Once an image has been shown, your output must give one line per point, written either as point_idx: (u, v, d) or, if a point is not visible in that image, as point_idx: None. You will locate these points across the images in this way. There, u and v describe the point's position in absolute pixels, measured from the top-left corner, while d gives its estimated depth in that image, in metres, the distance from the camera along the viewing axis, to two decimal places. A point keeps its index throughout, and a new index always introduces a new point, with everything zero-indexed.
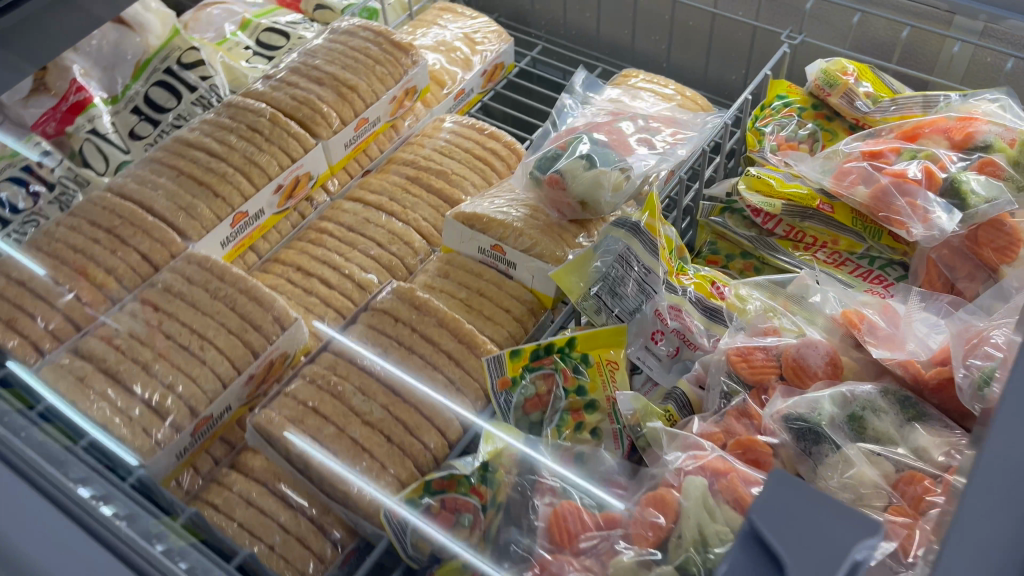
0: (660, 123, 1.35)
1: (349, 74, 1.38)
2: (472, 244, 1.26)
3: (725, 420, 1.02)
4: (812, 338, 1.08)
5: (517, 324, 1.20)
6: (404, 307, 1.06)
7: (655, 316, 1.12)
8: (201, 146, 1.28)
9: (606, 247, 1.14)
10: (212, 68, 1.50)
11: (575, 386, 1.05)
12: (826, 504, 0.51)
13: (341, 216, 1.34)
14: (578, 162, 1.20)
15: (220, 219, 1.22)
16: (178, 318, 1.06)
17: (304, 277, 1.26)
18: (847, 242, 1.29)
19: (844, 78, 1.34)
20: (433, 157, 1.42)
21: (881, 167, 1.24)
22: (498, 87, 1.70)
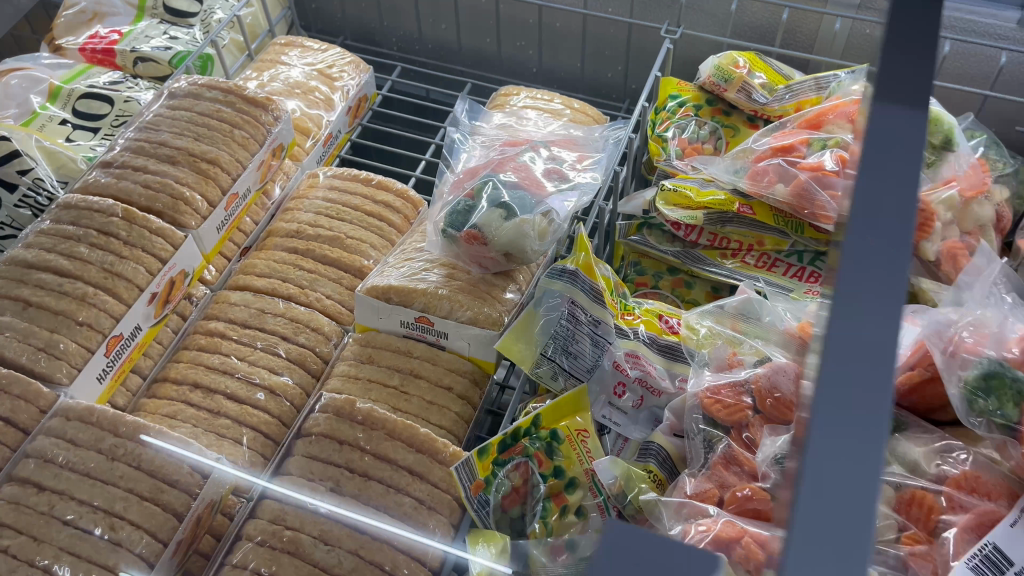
0: (563, 147, 1.25)
1: (205, 146, 1.19)
2: (392, 318, 1.12)
3: (715, 472, 0.95)
4: (777, 360, 1.01)
5: (464, 402, 1.08)
6: (344, 424, 0.92)
7: (614, 369, 1.04)
8: (46, 265, 1.06)
9: (548, 303, 1.07)
10: (30, 159, 1.26)
11: (551, 468, 0.95)
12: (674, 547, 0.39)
13: (230, 310, 1.16)
14: (494, 212, 1.09)
15: (92, 351, 1.02)
16: (72, 495, 0.87)
17: (205, 395, 1.07)
18: (772, 240, 1.24)
19: (738, 71, 1.30)
20: (319, 222, 1.25)
21: (795, 162, 1.20)
22: (364, 121, 1.55)
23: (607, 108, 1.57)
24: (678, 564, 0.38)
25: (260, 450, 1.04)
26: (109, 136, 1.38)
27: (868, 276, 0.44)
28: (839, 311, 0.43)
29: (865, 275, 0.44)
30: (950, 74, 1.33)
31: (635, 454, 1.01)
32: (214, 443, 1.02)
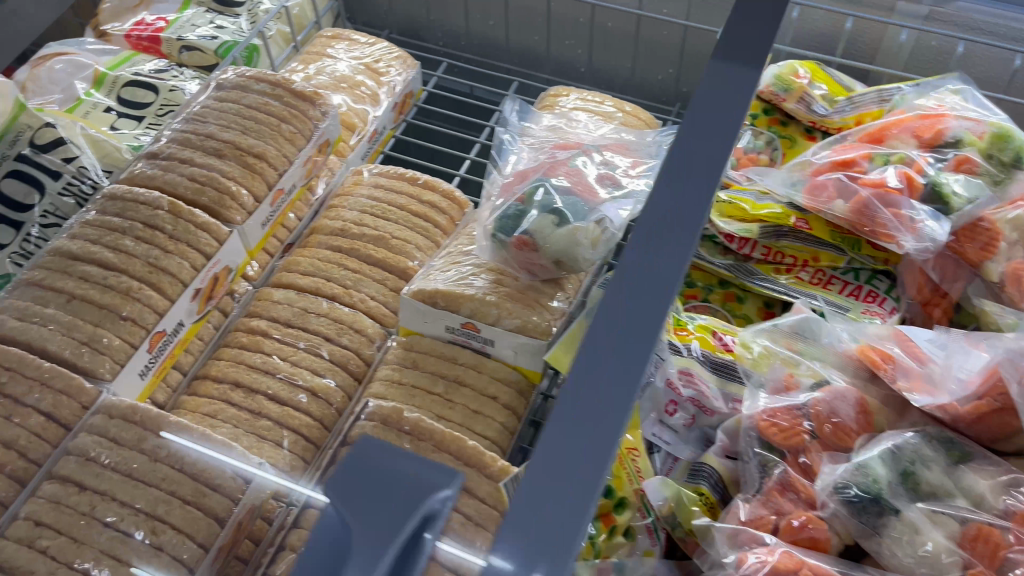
0: (616, 152, 1.22)
1: (252, 140, 1.17)
2: (438, 323, 1.09)
3: (771, 498, 0.91)
4: (836, 386, 0.98)
5: (509, 413, 1.06)
6: (391, 433, 0.90)
7: (666, 387, 1.02)
8: (90, 257, 1.05)
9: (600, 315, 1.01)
10: (75, 147, 1.24)
11: (601, 489, 0.94)
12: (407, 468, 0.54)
13: (272, 308, 1.14)
14: (546, 219, 1.06)
15: (135, 346, 1.00)
16: (114, 496, 0.85)
17: (246, 395, 1.05)
18: (828, 256, 1.20)
19: (799, 81, 1.26)
20: (364, 220, 1.22)
21: (856, 177, 1.16)
22: (409, 117, 1.53)
23: (656, 112, 1.54)
24: (426, 477, 0.55)
25: (301, 453, 1.02)
26: (153, 126, 1.36)
27: (661, 258, 0.60)
28: (625, 296, 0.58)
29: (655, 270, 0.60)
30: (1018, 90, 1.28)
31: (685, 475, 0.99)
32: (255, 445, 1.00)
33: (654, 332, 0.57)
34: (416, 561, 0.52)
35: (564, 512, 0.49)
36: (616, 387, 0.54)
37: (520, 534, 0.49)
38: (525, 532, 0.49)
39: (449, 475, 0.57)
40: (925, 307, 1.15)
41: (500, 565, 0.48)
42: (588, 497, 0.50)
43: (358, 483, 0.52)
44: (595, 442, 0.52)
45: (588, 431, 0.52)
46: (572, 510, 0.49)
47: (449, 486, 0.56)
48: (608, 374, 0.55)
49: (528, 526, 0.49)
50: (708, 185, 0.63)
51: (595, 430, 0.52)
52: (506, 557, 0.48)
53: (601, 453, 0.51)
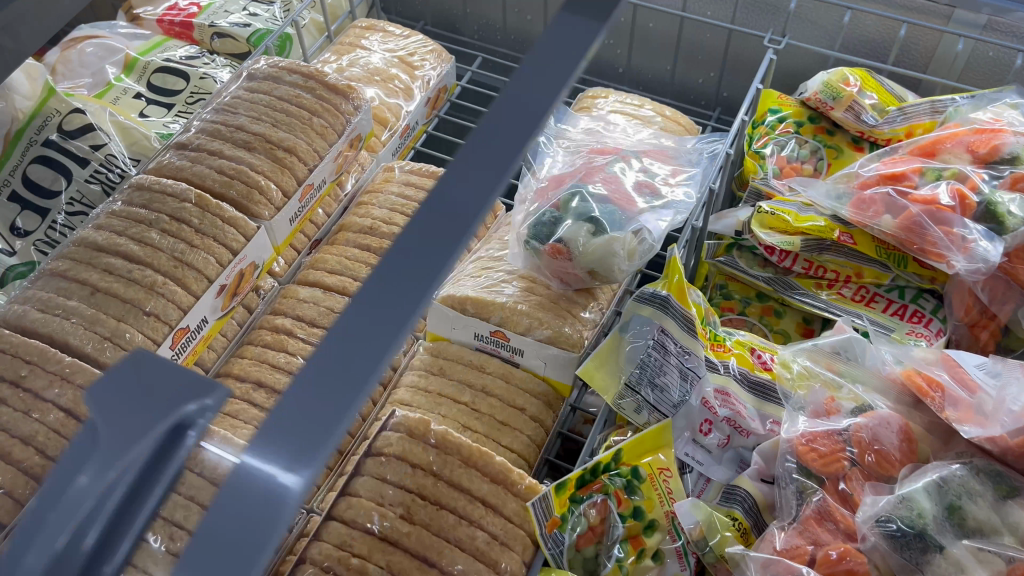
0: (656, 158, 1.18)
1: (282, 133, 1.14)
2: (466, 330, 1.06)
3: (807, 528, 0.88)
4: (879, 411, 0.94)
5: (537, 425, 1.03)
6: (416, 446, 0.87)
7: (702, 406, 0.98)
8: (115, 248, 1.02)
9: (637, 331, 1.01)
10: (104, 134, 1.22)
11: (630, 508, 0.90)
12: (153, 384, 0.51)
13: (298, 307, 1.11)
14: (581, 227, 1.02)
15: (158, 342, 0.98)
16: None
17: (268, 396, 1.03)
18: (872, 273, 1.16)
19: (848, 89, 1.21)
20: (394, 220, 1.20)
21: (906, 192, 1.11)
22: (442, 114, 1.50)
23: (695, 116, 1.49)
24: (176, 384, 0.51)
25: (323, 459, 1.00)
26: (183, 113, 1.34)
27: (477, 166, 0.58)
28: (433, 202, 0.57)
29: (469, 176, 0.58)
30: None
31: (718, 497, 0.95)
32: None
33: (467, 225, 0.55)
34: (161, 478, 0.51)
35: (332, 397, 0.48)
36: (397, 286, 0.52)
37: (287, 431, 0.47)
38: (293, 428, 0.47)
39: (216, 386, 0.52)
40: (972, 329, 1.10)
41: (251, 461, 0.46)
42: (358, 392, 0.49)
43: (107, 395, 0.50)
44: (384, 325, 0.51)
45: (378, 314, 0.51)
46: (341, 405, 0.48)
47: (210, 398, 0.51)
48: (402, 261, 0.54)
49: (293, 418, 0.48)
50: (545, 101, 0.62)
51: (384, 312, 0.51)
52: (263, 454, 0.46)
53: (382, 347, 0.50)
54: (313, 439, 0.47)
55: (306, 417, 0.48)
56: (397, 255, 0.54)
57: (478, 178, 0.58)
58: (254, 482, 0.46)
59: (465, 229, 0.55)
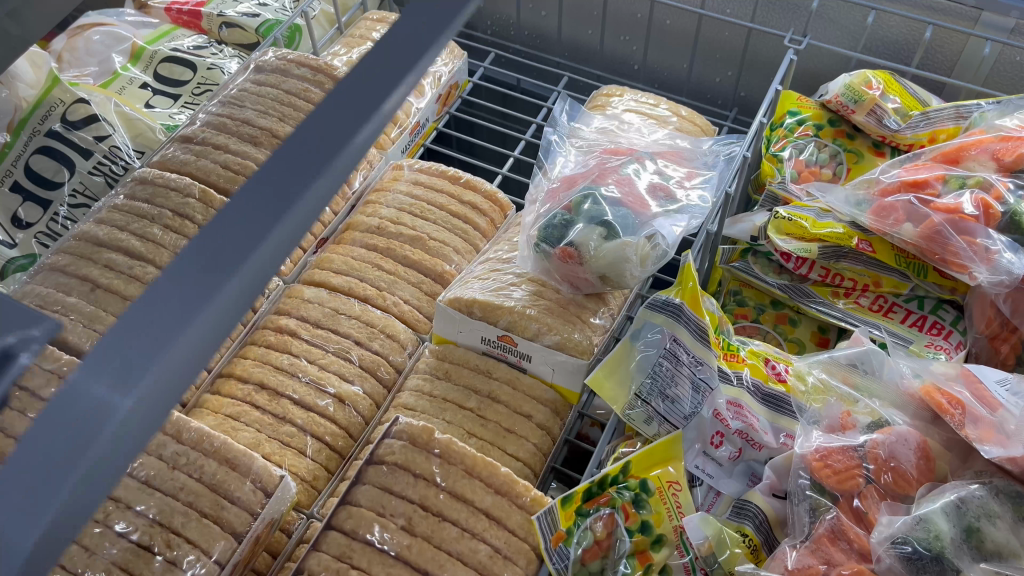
0: (671, 159, 1.15)
1: (289, 128, 1.12)
2: (473, 333, 1.04)
3: (820, 547, 0.84)
4: (897, 428, 0.91)
5: (543, 434, 1.00)
6: (419, 455, 0.85)
7: (714, 418, 0.96)
8: (117, 244, 1.00)
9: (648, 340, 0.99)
10: (108, 125, 1.20)
11: (638, 523, 0.87)
12: None
13: (303, 307, 1.09)
14: (593, 231, 0.99)
15: None
16: (129, 504, 0.82)
17: (270, 397, 1.01)
18: (890, 282, 1.12)
19: (870, 92, 1.18)
20: (402, 219, 1.17)
21: (928, 200, 1.08)
22: (452, 110, 1.48)
23: (711, 116, 1.46)
24: None
25: (325, 463, 0.98)
26: (189, 104, 1.32)
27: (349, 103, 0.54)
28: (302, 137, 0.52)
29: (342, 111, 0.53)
30: None
31: (728, 512, 0.92)
32: (276, 451, 0.97)
33: (332, 156, 0.51)
34: None
35: (165, 329, 0.43)
36: (251, 220, 0.48)
37: (113, 363, 0.42)
38: (119, 360, 0.42)
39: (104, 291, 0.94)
40: (992, 342, 1.07)
41: (71, 393, 0.41)
42: (190, 324, 0.44)
43: None
44: (233, 255, 0.46)
45: (226, 245, 0.47)
46: (173, 336, 0.43)
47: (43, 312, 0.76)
48: (260, 194, 0.49)
49: (119, 349, 0.43)
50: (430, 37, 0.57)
51: (230, 245, 0.47)
52: (83, 386, 0.41)
53: (225, 275, 0.45)
54: (138, 367, 0.42)
55: (134, 345, 0.43)
56: (254, 189, 0.49)
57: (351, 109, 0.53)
58: (70, 415, 0.40)
59: (337, 155, 0.51)
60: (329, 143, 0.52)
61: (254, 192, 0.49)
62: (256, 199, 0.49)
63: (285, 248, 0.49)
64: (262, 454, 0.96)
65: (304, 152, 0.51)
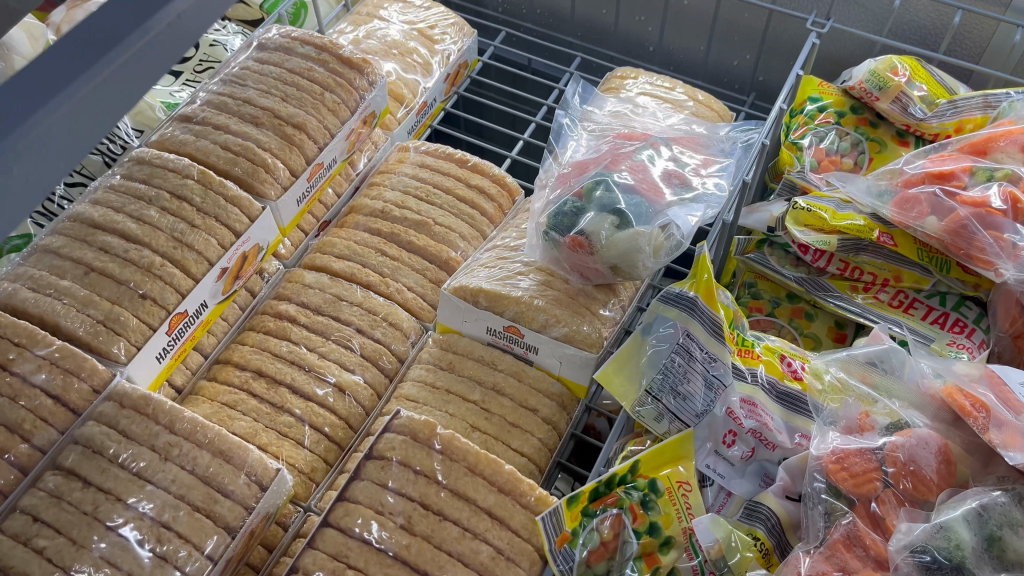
0: (686, 145, 1.11)
1: (292, 109, 1.08)
2: (478, 323, 1.00)
3: (835, 554, 0.81)
4: (917, 430, 0.88)
5: (549, 428, 0.97)
6: (419, 450, 0.82)
7: (727, 416, 0.92)
8: (112, 226, 0.97)
9: (660, 334, 0.96)
10: None
11: (646, 524, 0.83)
12: None
13: (303, 293, 1.06)
14: (605, 219, 0.95)
15: (154, 328, 0.93)
16: (119, 497, 0.79)
17: (268, 386, 0.98)
18: (911, 277, 1.08)
19: (896, 79, 1.14)
20: (407, 203, 1.14)
21: (953, 192, 1.04)
22: (461, 90, 1.44)
23: (728, 100, 1.41)
24: None
25: (323, 455, 0.96)
26: (191, 82, 1.29)
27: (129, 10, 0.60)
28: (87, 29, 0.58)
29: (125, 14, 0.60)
30: None
31: (739, 513, 0.89)
32: (273, 441, 0.94)
33: (111, 53, 0.58)
34: None
35: None
36: (31, 95, 0.53)
37: None
38: None
39: None
40: (1016, 341, 1.03)
41: None
42: None
43: None
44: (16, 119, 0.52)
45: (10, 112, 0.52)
46: None
47: None
48: (40, 70, 0.54)
49: None
50: None
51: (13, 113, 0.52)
52: None
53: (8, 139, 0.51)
54: None
55: None
56: (37, 67, 0.54)
57: (131, 15, 0.60)
58: None
59: (118, 54, 0.58)
60: (119, 40, 0.59)
61: (34, 69, 0.54)
62: (39, 77, 0.54)
63: (66, 122, 0.55)
64: (259, 444, 0.93)
65: (93, 42, 0.57)
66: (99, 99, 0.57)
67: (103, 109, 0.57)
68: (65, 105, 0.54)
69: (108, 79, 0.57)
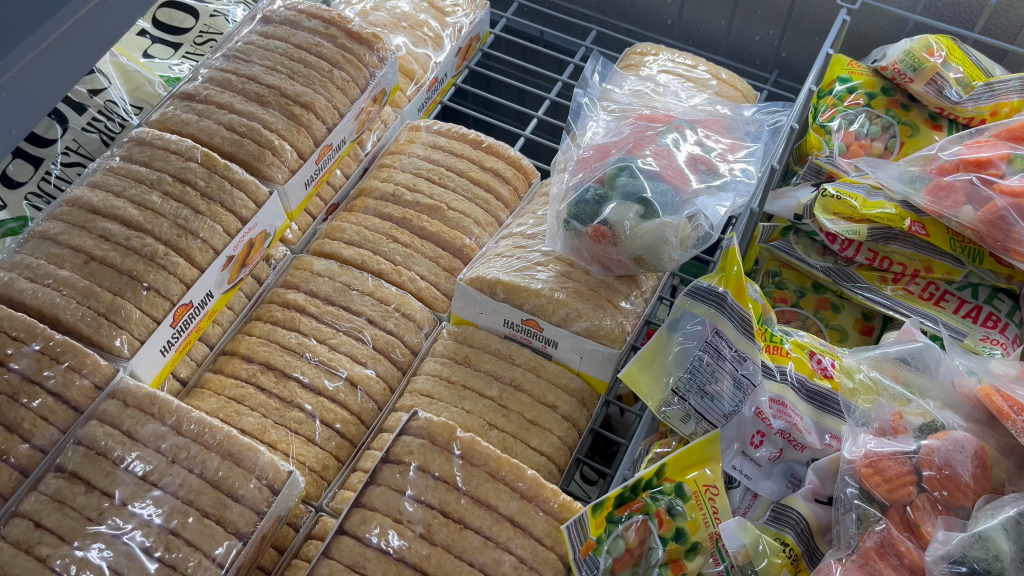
0: (712, 127, 1.06)
1: (299, 87, 1.03)
2: (495, 316, 0.97)
3: (868, 562, 0.77)
4: (954, 433, 0.83)
5: (569, 426, 0.94)
6: (438, 455, 0.78)
7: (755, 417, 0.89)
8: (112, 212, 0.92)
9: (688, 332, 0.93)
10: (103, 78, 1.15)
11: (672, 530, 0.80)
12: None
13: (312, 281, 1.02)
14: (630, 208, 0.91)
15: (158, 320, 0.89)
16: (127, 503, 0.76)
17: (277, 379, 0.94)
18: (942, 267, 1.04)
19: (932, 60, 1.09)
20: (419, 186, 1.09)
21: (990, 181, 0.99)
22: (472, 65, 1.38)
23: (749, 77, 1.36)
24: None
25: (334, 452, 0.92)
26: (191, 55, 1.23)
27: None
28: None
29: None
30: None
31: (766, 515, 0.85)
32: (283, 438, 0.90)
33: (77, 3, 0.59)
34: None
35: None
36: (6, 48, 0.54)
37: None
38: None
39: None
40: None
41: None
42: None
43: None
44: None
45: None
46: None
47: None
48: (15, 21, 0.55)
49: None
50: None
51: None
52: None
53: None
54: None
55: None
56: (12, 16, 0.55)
57: None
58: None
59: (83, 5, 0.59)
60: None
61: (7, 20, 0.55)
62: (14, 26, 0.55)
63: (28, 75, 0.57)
64: (268, 441, 0.90)
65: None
66: (76, 37, 0.61)
67: (64, 57, 0.60)
68: (41, 44, 0.57)
69: (68, 32, 0.59)
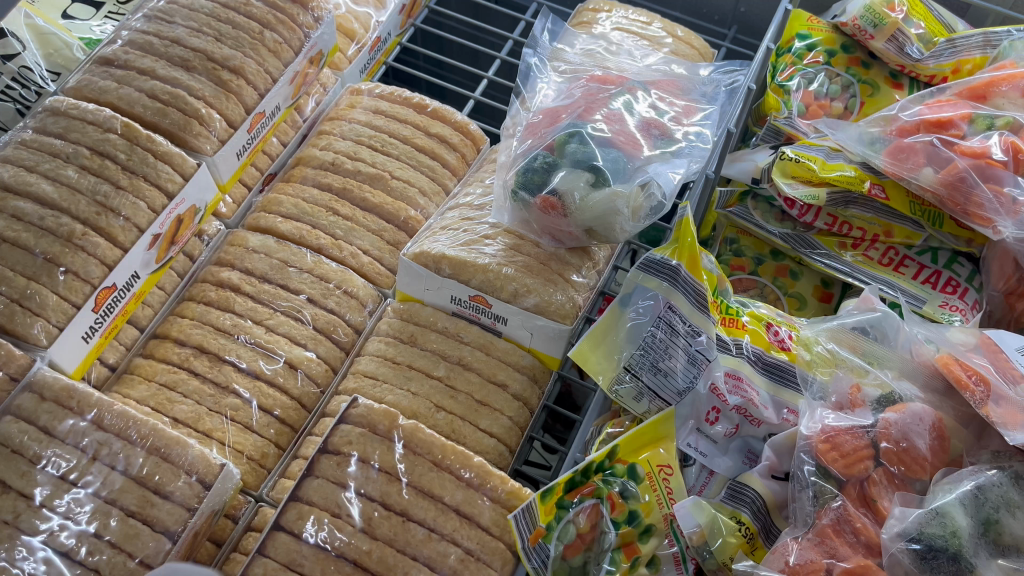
0: (666, 88, 1.01)
1: (227, 50, 0.96)
2: (442, 292, 0.92)
3: (825, 540, 0.74)
4: (911, 405, 0.81)
5: (520, 405, 0.90)
6: (379, 444, 0.75)
7: (711, 393, 0.86)
8: (25, 189, 0.86)
9: (640, 308, 0.89)
10: (17, 42, 1.07)
11: (625, 514, 0.76)
12: None
13: (247, 258, 0.96)
14: (580, 177, 0.86)
15: (79, 305, 0.83)
16: (46, 504, 0.71)
17: (212, 364, 0.89)
18: (902, 232, 1.02)
19: (893, 16, 1.04)
20: (360, 154, 1.03)
21: (951, 142, 0.96)
22: (419, 22, 1.31)
23: (707, 33, 1.32)
24: None
25: (275, 439, 0.88)
26: (114, 15, 1.15)
27: None
28: None
29: None
30: None
31: (722, 494, 0.81)
32: (218, 426, 0.85)
33: None
34: None
35: None
36: None
37: None
38: None
39: None
40: (1007, 299, 0.97)
41: None
42: None
43: None
44: None
45: None
46: None
47: None
48: None
49: None
50: None
51: None
52: None
53: None
54: None
55: None
56: None
57: None
58: None
59: None
60: None
61: None
62: None
63: None
64: (202, 430, 0.85)
65: None
66: None
67: None
68: None
69: None
